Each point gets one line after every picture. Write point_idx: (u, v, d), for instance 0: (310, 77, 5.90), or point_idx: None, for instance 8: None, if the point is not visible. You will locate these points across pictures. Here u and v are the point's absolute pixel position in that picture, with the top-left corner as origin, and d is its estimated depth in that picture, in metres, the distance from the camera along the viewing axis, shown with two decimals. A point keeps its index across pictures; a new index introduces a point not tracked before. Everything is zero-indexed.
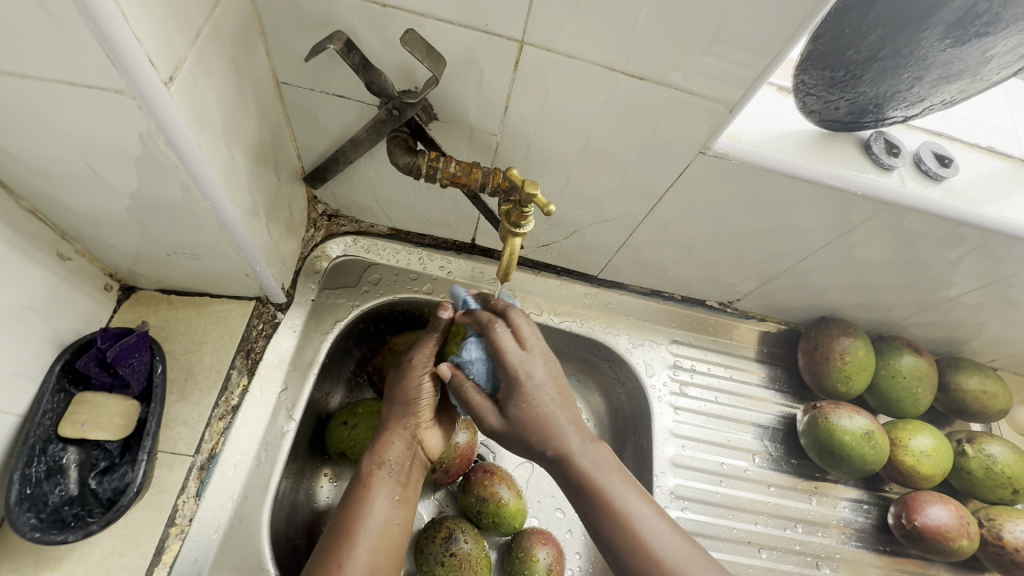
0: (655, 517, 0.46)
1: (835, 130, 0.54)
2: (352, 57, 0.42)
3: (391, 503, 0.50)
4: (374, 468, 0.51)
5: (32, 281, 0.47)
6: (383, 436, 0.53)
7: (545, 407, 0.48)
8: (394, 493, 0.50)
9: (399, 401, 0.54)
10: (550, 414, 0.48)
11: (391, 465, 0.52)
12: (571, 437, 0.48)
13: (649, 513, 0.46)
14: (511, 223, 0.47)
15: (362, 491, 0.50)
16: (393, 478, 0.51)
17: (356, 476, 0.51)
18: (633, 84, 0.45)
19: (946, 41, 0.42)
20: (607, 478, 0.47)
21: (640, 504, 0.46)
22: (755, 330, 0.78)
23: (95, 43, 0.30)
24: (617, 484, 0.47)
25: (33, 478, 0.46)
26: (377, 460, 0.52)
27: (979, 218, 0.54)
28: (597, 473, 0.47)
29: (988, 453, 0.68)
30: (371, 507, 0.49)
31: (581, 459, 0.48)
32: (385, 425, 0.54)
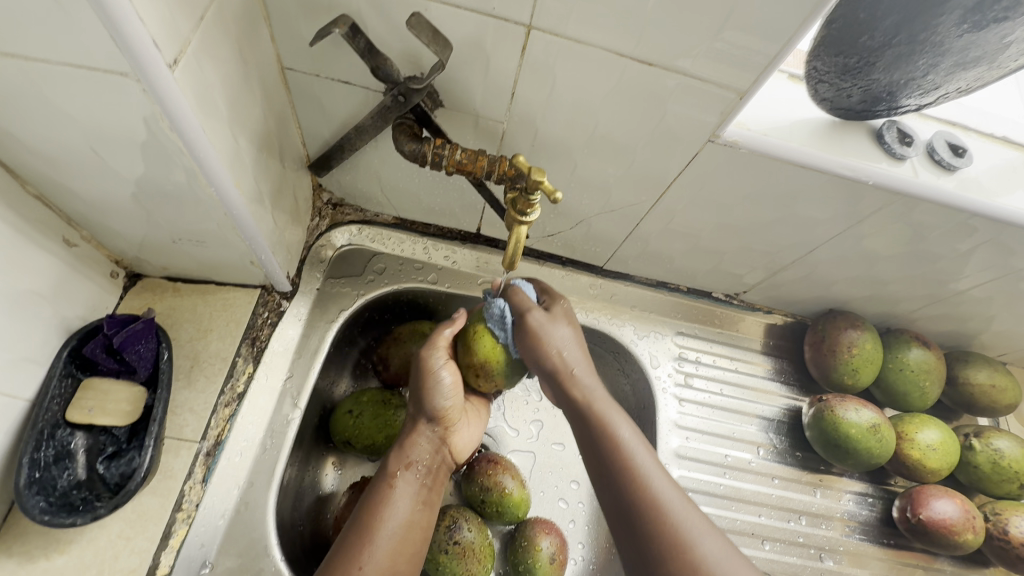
0: (668, 483, 0.47)
1: (846, 118, 0.53)
2: (357, 41, 0.42)
3: (415, 505, 0.51)
4: (398, 468, 0.52)
5: (39, 266, 0.47)
6: (408, 438, 0.54)
7: (565, 361, 0.53)
8: (417, 496, 0.51)
9: (425, 396, 0.54)
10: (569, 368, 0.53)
11: (416, 466, 0.53)
12: (594, 394, 0.52)
13: (660, 474, 0.48)
14: (518, 210, 0.46)
15: (385, 491, 0.50)
16: (417, 479, 0.52)
17: (378, 477, 0.52)
18: (642, 70, 0.45)
19: (964, 27, 0.41)
20: (624, 436, 0.50)
21: (651, 463, 0.48)
22: (762, 322, 0.77)
23: (100, 25, 0.30)
24: (635, 444, 0.49)
25: (41, 463, 0.46)
26: (403, 461, 0.53)
27: (992, 210, 0.54)
28: (617, 432, 0.50)
29: (996, 447, 0.67)
30: (396, 508, 0.49)
31: (600, 417, 0.51)
32: (410, 428, 0.55)
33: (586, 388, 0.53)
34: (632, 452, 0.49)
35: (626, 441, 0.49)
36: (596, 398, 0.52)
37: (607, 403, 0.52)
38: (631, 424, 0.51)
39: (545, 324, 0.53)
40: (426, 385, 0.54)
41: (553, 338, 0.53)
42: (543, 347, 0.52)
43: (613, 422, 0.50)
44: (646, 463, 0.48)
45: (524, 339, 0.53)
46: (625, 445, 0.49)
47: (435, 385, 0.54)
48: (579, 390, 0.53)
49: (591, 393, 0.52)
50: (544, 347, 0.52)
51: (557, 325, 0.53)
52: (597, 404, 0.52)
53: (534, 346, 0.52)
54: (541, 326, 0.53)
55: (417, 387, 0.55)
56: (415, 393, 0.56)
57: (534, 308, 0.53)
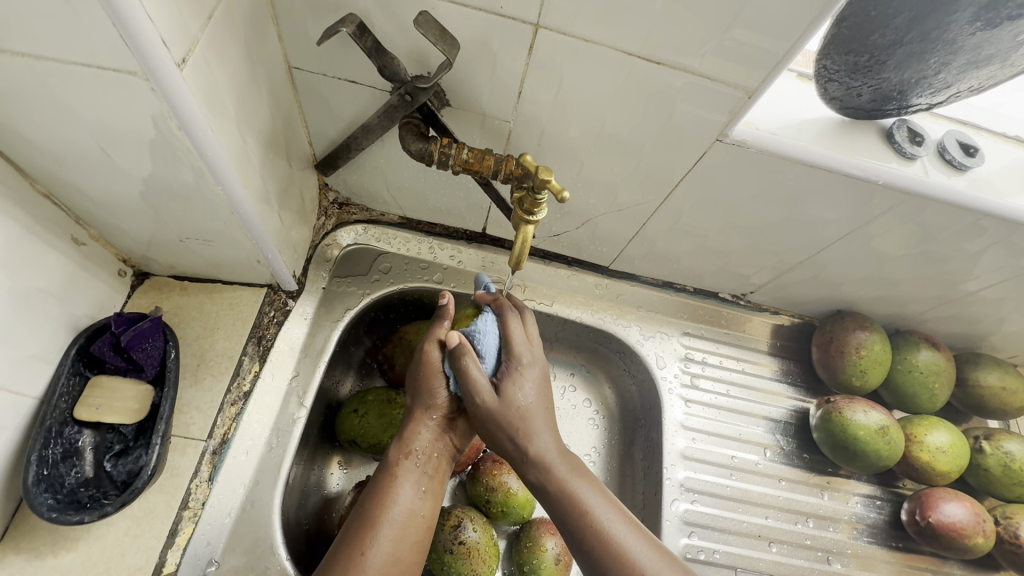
0: (643, 541, 0.47)
1: (856, 117, 0.53)
2: (364, 41, 0.42)
3: (418, 493, 0.50)
4: (400, 457, 0.51)
5: (47, 265, 0.47)
6: (409, 425, 0.53)
7: (527, 428, 0.51)
8: (419, 484, 0.50)
9: (425, 383, 0.53)
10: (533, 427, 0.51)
11: (417, 454, 0.52)
12: (558, 470, 0.50)
13: (635, 538, 0.47)
14: (524, 210, 0.46)
15: (387, 479, 0.50)
16: (418, 466, 0.51)
17: (381, 466, 0.51)
18: (650, 69, 0.44)
19: (977, 25, 0.41)
20: (593, 505, 0.48)
21: (624, 528, 0.47)
22: (769, 322, 0.77)
23: (109, 25, 0.30)
24: (609, 519, 0.47)
25: (49, 460, 0.47)
26: (403, 450, 0.52)
27: (1004, 210, 0.53)
28: (583, 502, 0.48)
29: (1007, 450, 0.67)
30: (397, 495, 0.49)
31: (568, 488, 0.49)
32: (411, 415, 0.54)
33: (552, 459, 0.50)
34: (601, 517, 0.47)
35: (595, 510, 0.48)
36: (558, 471, 0.50)
37: (572, 473, 0.50)
38: (599, 489, 0.50)
39: (510, 392, 0.51)
40: (426, 372, 0.54)
41: (519, 394, 0.51)
42: (509, 399, 0.51)
43: (582, 496, 0.48)
44: (621, 534, 0.47)
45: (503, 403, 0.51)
46: (600, 520, 0.47)
47: (436, 372, 0.53)
48: (546, 462, 0.50)
49: (558, 463, 0.50)
50: (511, 399, 0.51)
51: (527, 377, 0.52)
52: (563, 475, 0.49)
53: (495, 396, 0.51)
54: (499, 411, 0.50)
55: (417, 373, 0.54)
56: (416, 378, 0.55)
57: (518, 344, 0.53)
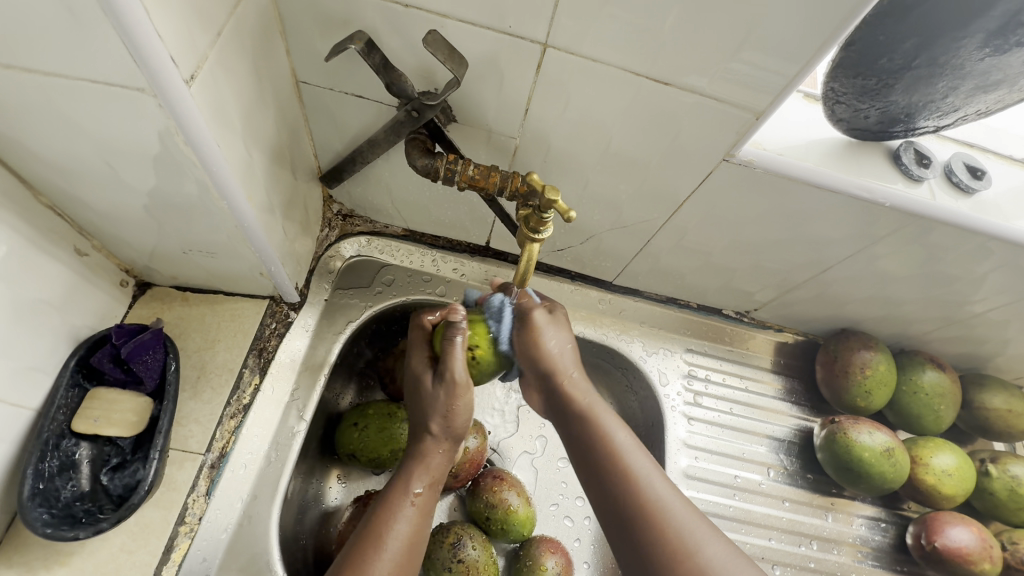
0: (667, 485, 0.47)
1: (863, 138, 0.52)
2: (372, 57, 0.42)
3: (425, 522, 0.49)
4: (419, 485, 0.50)
5: (49, 276, 0.47)
6: (427, 450, 0.52)
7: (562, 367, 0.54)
8: (428, 509, 0.50)
9: (453, 417, 0.52)
10: (567, 371, 0.54)
11: (434, 482, 0.51)
12: (586, 398, 0.53)
13: (658, 476, 0.47)
14: (530, 228, 0.46)
15: (400, 503, 0.49)
16: (431, 493, 0.51)
17: (394, 488, 0.50)
18: (657, 90, 0.44)
19: (985, 50, 0.41)
20: (619, 441, 0.49)
21: (647, 466, 0.48)
22: (773, 340, 0.76)
23: (121, 44, 0.30)
24: (630, 450, 0.49)
25: (45, 474, 0.46)
26: (421, 476, 0.51)
27: (1009, 233, 0.53)
28: (608, 431, 0.50)
29: (1013, 474, 0.66)
30: (408, 521, 0.48)
31: (594, 418, 0.51)
32: (427, 438, 0.52)
33: (583, 395, 0.53)
34: (623, 448, 0.49)
35: (621, 446, 0.49)
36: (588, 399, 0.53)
37: (599, 405, 0.53)
38: (628, 429, 0.51)
39: (546, 324, 0.55)
40: (455, 406, 0.51)
41: (550, 338, 0.54)
42: (538, 345, 0.54)
43: (607, 425, 0.50)
44: (641, 466, 0.48)
45: (523, 340, 0.54)
46: (621, 448, 0.49)
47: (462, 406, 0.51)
48: (578, 394, 0.53)
49: (592, 400, 0.53)
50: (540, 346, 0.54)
51: (556, 331, 0.55)
52: (594, 408, 0.52)
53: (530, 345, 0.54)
54: (527, 339, 0.54)
55: (436, 404, 0.52)
56: (440, 412, 0.51)
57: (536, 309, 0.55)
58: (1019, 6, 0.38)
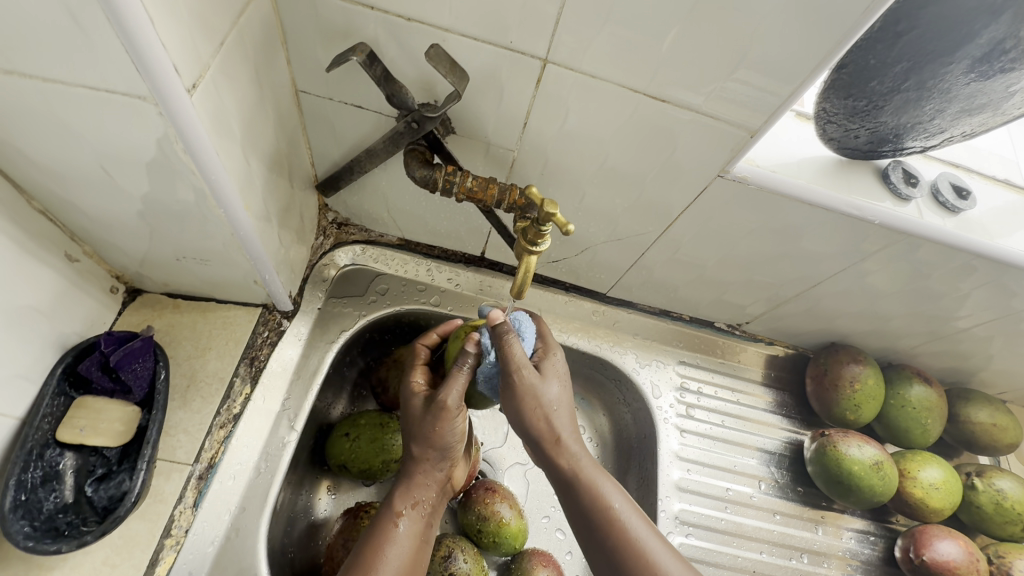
0: (666, 552, 0.47)
1: (853, 157, 0.53)
2: (374, 69, 0.42)
3: (417, 545, 0.49)
4: (404, 507, 0.50)
5: (38, 282, 0.46)
6: (411, 475, 0.51)
7: (554, 426, 0.50)
8: (420, 537, 0.50)
9: (436, 436, 0.50)
10: (558, 432, 0.50)
11: (423, 506, 0.51)
12: (584, 463, 0.50)
13: (656, 541, 0.47)
14: (528, 240, 0.47)
15: (389, 530, 0.48)
16: (421, 518, 0.50)
17: (382, 510, 0.50)
18: (654, 106, 0.45)
19: (971, 76, 0.42)
20: (618, 509, 0.48)
21: (647, 531, 0.48)
22: (763, 352, 0.77)
23: (124, 52, 0.30)
24: (628, 516, 0.48)
25: (28, 484, 0.45)
26: (409, 500, 0.50)
27: (995, 251, 0.54)
28: (608, 498, 0.48)
29: (998, 487, 0.67)
30: (400, 546, 0.48)
31: (590, 486, 0.49)
32: (415, 463, 0.51)
33: (575, 456, 0.50)
34: (625, 522, 0.48)
35: (620, 515, 0.48)
36: (585, 466, 0.50)
37: (597, 469, 0.50)
38: (622, 489, 0.50)
39: (537, 381, 0.49)
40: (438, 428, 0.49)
41: (544, 398, 0.49)
42: (535, 401, 0.49)
43: (605, 493, 0.49)
44: (642, 533, 0.47)
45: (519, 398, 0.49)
46: (620, 519, 0.48)
47: (450, 424, 0.50)
48: (574, 454, 0.50)
49: (582, 461, 0.50)
50: (531, 409, 0.49)
51: (551, 383, 0.50)
52: (587, 473, 0.49)
53: (520, 407, 0.49)
54: (530, 388, 0.48)
55: (423, 426, 0.50)
56: (422, 434, 0.50)
57: (524, 364, 0.48)
58: (1004, 34, 0.39)
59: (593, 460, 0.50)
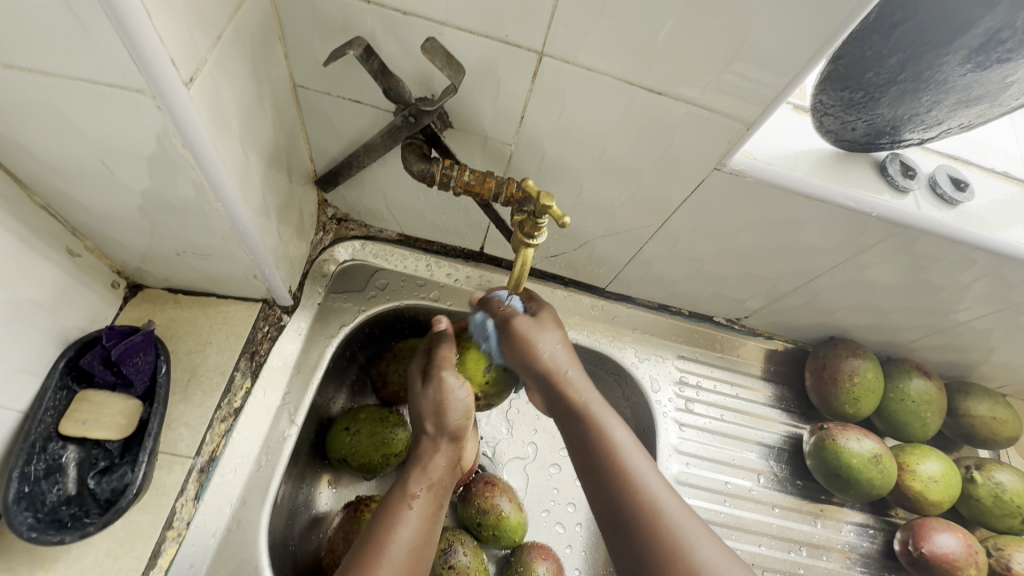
0: (667, 491, 0.44)
1: (850, 150, 0.53)
2: (371, 63, 0.42)
3: (431, 525, 0.49)
4: (419, 488, 0.50)
5: (40, 276, 0.47)
6: (426, 456, 0.52)
7: (558, 364, 0.51)
8: (432, 516, 0.49)
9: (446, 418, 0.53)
10: (564, 369, 0.51)
11: (435, 486, 0.51)
12: (582, 397, 0.50)
13: (655, 478, 0.45)
14: (525, 233, 0.47)
15: (403, 509, 0.48)
16: (434, 497, 0.50)
17: (394, 493, 0.50)
18: (650, 99, 0.45)
19: (967, 66, 0.42)
20: (617, 438, 0.47)
21: (644, 467, 0.45)
22: (762, 347, 0.77)
23: (121, 45, 0.30)
24: (627, 447, 0.46)
25: (31, 477, 0.45)
26: (424, 480, 0.51)
27: (993, 243, 0.54)
28: (609, 432, 0.47)
29: (998, 480, 0.67)
30: (412, 526, 0.47)
31: (591, 415, 0.48)
32: (429, 444, 0.53)
33: (578, 392, 0.50)
34: (622, 450, 0.46)
35: (619, 442, 0.47)
36: (587, 399, 0.50)
37: (599, 404, 0.50)
38: (625, 424, 0.49)
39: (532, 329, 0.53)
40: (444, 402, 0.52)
41: (540, 343, 0.52)
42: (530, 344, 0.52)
43: (605, 422, 0.48)
44: (640, 467, 0.45)
45: (511, 337, 0.52)
46: (619, 446, 0.46)
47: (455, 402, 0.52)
48: (574, 390, 0.50)
49: (587, 397, 0.50)
50: (533, 351, 0.51)
51: (548, 334, 0.52)
52: (590, 405, 0.49)
53: (522, 350, 0.52)
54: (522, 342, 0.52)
55: (430, 407, 0.53)
56: (433, 408, 0.53)
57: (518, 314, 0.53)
58: (1000, 23, 0.39)
59: (599, 396, 0.50)
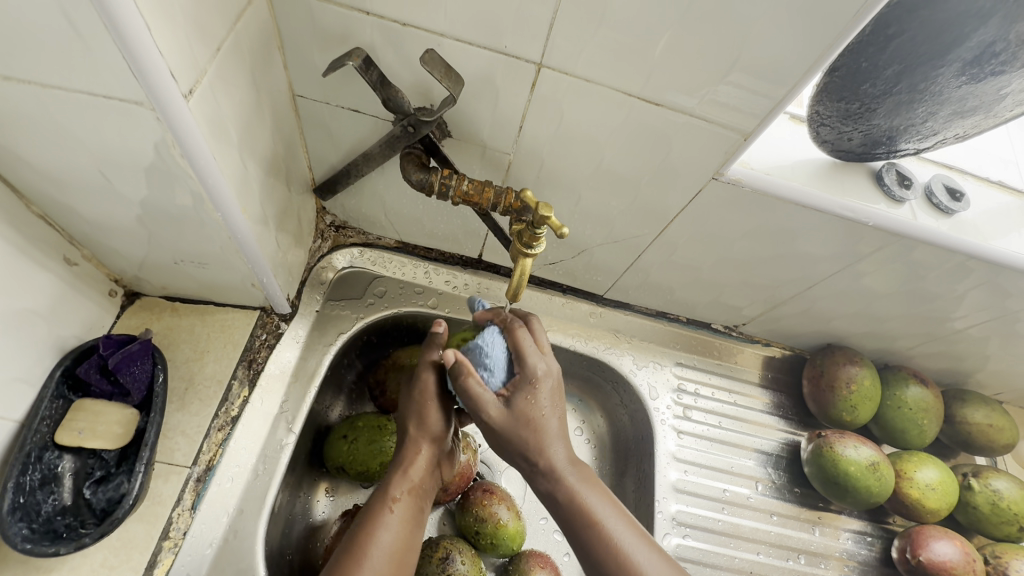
0: (652, 554, 0.45)
1: (846, 160, 0.54)
2: (370, 74, 0.42)
3: (411, 530, 0.48)
4: (400, 492, 0.49)
5: (38, 286, 0.47)
6: (410, 456, 0.51)
7: (544, 428, 0.47)
8: (411, 520, 0.48)
9: (427, 412, 0.52)
10: (550, 435, 0.48)
11: (415, 489, 0.50)
12: (564, 468, 0.47)
13: (642, 547, 0.45)
14: (523, 243, 0.47)
15: (383, 513, 0.47)
16: (415, 501, 0.49)
17: (377, 494, 0.49)
18: (648, 110, 0.45)
19: (962, 78, 0.42)
20: (602, 514, 0.46)
21: (631, 539, 0.45)
22: (760, 354, 0.77)
23: (121, 58, 0.30)
24: (612, 523, 0.46)
25: (27, 487, 0.45)
26: (406, 483, 0.50)
27: (989, 252, 0.54)
28: (592, 509, 0.46)
29: (995, 488, 0.67)
30: (391, 530, 0.47)
31: (578, 493, 0.47)
32: (411, 438, 0.52)
33: (560, 456, 0.48)
34: (609, 527, 0.46)
35: (602, 519, 0.46)
36: (571, 471, 0.48)
37: (581, 478, 0.48)
38: (607, 498, 0.48)
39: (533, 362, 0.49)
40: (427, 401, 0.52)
41: (538, 392, 0.48)
42: (524, 401, 0.48)
43: (590, 500, 0.47)
44: (629, 542, 0.45)
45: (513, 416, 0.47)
46: (603, 524, 0.46)
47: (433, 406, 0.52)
48: (558, 455, 0.48)
49: (571, 463, 0.48)
50: (530, 400, 0.47)
51: (541, 364, 0.49)
52: (575, 480, 0.47)
53: (511, 408, 0.47)
54: (510, 424, 0.47)
55: (416, 402, 0.52)
56: (414, 410, 0.52)
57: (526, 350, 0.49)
58: (994, 36, 0.39)
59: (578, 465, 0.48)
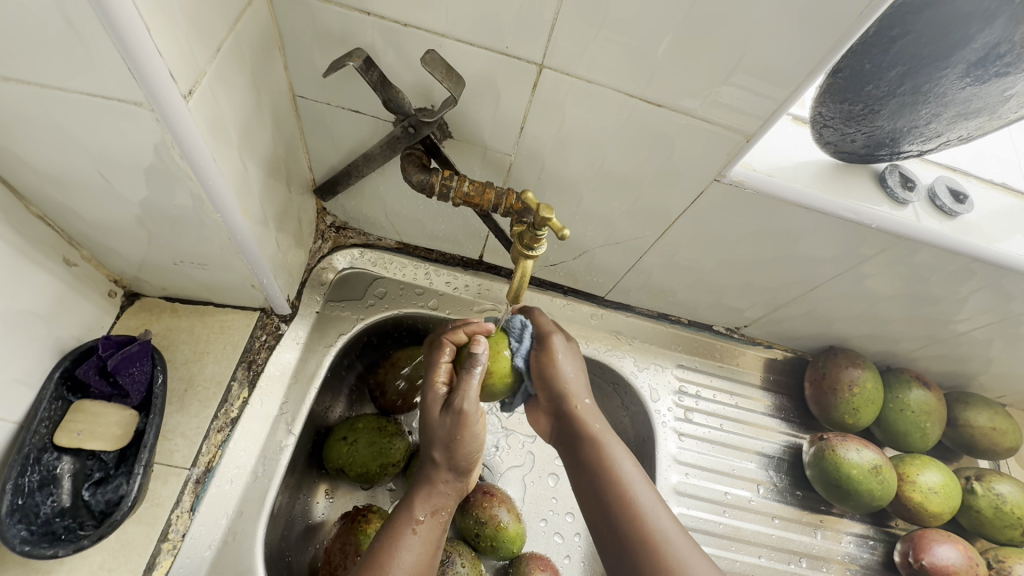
0: (668, 519, 0.47)
1: (849, 162, 0.53)
2: (370, 74, 0.42)
3: (432, 552, 0.47)
4: (423, 513, 0.49)
5: (37, 287, 0.46)
6: (429, 477, 0.51)
7: (574, 396, 0.55)
8: (433, 540, 0.48)
9: (460, 446, 0.49)
10: (581, 398, 0.55)
11: (437, 512, 0.49)
12: (597, 429, 0.53)
13: (660, 509, 0.48)
14: (524, 245, 0.47)
15: (404, 531, 0.47)
16: (437, 523, 0.49)
17: (398, 514, 0.49)
18: (650, 111, 0.45)
19: (966, 80, 0.42)
20: (626, 474, 0.49)
21: (652, 499, 0.48)
22: (761, 356, 0.77)
23: (120, 59, 0.30)
24: (637, 483, 0.49)
25: (25, 489, 0.45)
26: (428, 506, 0.49)
27: (993, 255, 0.54)
28: (618, 467, 0.50)
29: (998, 491, 0.67)
30: (413, 551, 0.46)
31: (602, 446, 0.51)
32: (433, 465, 0.51)
33: (592, 421, 0.54)
34: (632, 489, 0.48)
35: (626, 480, 0.49)
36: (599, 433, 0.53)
37: (606, 434, 0.53)
38: (633, 459, 0.51)
39: (559, 355, 0.55)
40: (460, 437, 0.49)
41: (563, 363, 0.55)
42: (553, 370, 0.55)
43: (616, 456, 0.50)
44: (647, 500, 0.48)
45: (541, 377, 0.55)
46: (627, 479, 0.49)
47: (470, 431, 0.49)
48: (590, 421, 0.53)
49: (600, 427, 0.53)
50: (557, 367, 0.55)
51: (571, 357, 0.56)
52: (603, 438, 0.52)
53: (547, 367, 0.55)
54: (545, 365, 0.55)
55: (444, 436, 0.49)
56: (446, 441, 0.49)
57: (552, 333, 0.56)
58: (999, 38, 0.39)
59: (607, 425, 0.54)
